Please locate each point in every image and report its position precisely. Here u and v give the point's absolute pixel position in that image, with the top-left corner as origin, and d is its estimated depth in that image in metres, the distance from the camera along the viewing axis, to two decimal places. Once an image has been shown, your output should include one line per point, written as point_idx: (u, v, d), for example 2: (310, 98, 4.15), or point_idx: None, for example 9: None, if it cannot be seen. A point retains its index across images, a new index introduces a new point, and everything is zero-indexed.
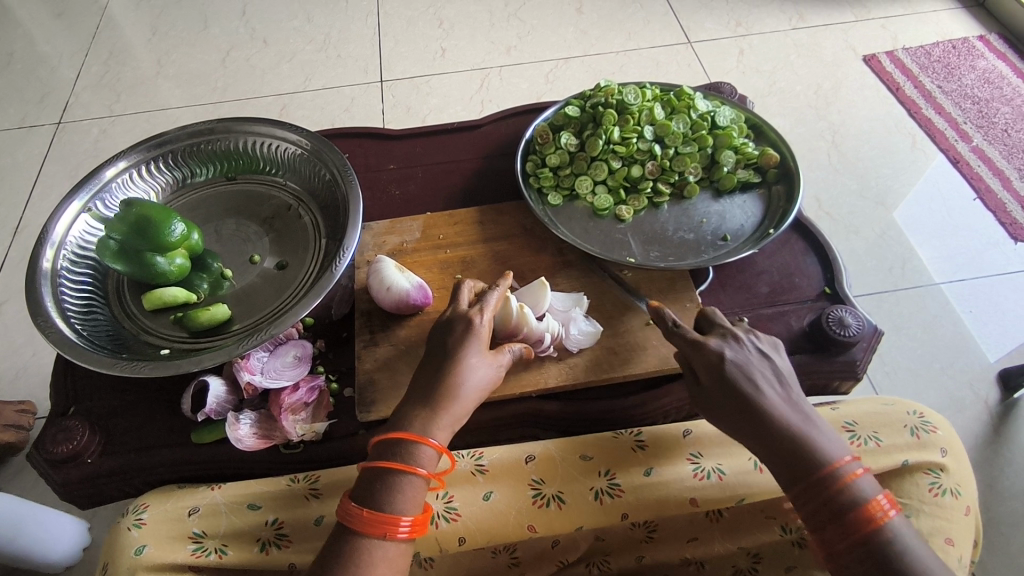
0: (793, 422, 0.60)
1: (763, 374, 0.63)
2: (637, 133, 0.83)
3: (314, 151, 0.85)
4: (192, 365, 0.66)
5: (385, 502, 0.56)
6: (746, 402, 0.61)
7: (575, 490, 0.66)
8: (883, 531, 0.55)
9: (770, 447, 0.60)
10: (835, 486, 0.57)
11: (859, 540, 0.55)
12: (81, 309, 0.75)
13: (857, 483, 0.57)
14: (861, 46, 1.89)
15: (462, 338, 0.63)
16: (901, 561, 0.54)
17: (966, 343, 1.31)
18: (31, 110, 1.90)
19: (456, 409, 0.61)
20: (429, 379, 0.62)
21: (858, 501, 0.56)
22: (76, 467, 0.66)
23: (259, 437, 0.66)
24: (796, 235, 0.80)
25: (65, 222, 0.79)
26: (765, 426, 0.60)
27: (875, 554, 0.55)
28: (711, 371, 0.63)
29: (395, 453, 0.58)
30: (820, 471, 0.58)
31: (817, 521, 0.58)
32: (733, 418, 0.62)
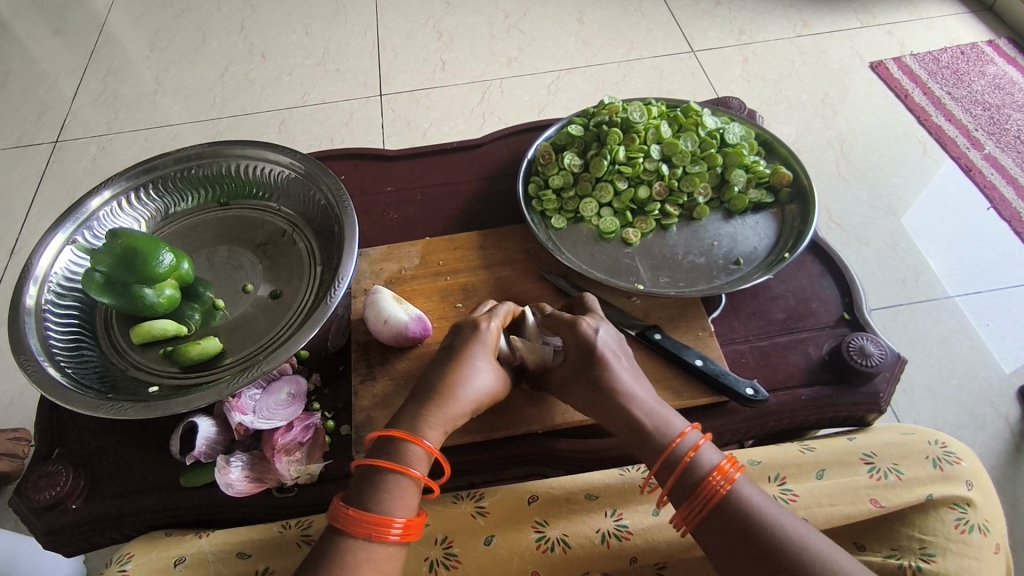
0: (641, 402, 0.59)
1: (619, 355, 0.62)
2: (643, 152, 0.80)
3: (308, 175, 0.82)
4: (179, 406, 0.62)
5: (372, 501, 0.54)
6: (595, 387, 0.60)
7: (581, 532, 0.62)
8: (730, 500, 0.54)
9: (622, 431, 0.59)
10: (677, 463, 0.57)
11: (710, 513, 0.54)
12: (67, 346, 0.72)
13: (699, 456, 0.57)
14: (868, 53, 1.85)
15: (469, 341, 0.62)
16: (752, 527, 0.53)
17: (982, 355, 1.27)
18: (28, 129, 1.87)
19: (454, 412, 0.59)
20: (429, 378, 0.60)
21: (699, 475, 0.56)
22: (60, 514, 0.63)
23: (250, 481, 0.62)
24: (812, 257, 0.76)
25: (49, 256, 0.76)
26: (614, 409, 0.60)
27: (728, 526, 0.53)
28: (579, 350, 0.62)
29: (387, 450, 0.56)
30: (663, 450, 0.57)
31: (673, 501, 0.57)
32: (591, 398, 0.60)
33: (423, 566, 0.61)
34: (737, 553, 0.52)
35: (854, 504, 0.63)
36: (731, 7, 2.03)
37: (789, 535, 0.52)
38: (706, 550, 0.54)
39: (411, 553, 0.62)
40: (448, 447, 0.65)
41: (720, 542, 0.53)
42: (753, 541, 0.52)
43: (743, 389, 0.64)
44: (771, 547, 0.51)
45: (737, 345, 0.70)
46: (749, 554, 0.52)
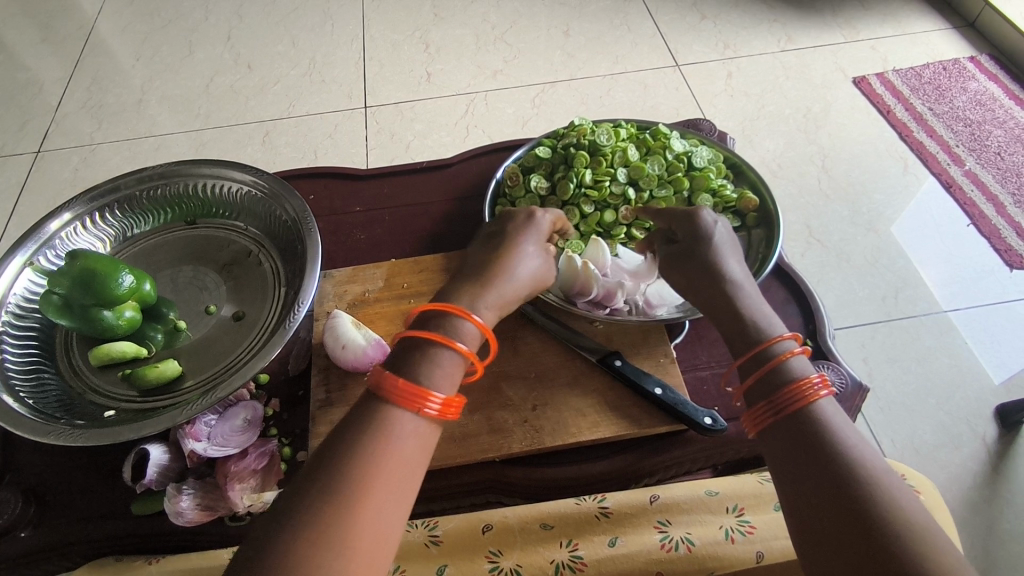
0: (751, 300, 0.60)
1: (730, 250, 0.65)
2: (610, 176, 0.80)
3: (272, 194, 0.82)
4: (130, 433, 0.61)
5: (417, 372, 0.51)
6: (706, 268, 0.63)
7: (534, 563, 0.61)
8: (812, 407, 0.51)
9: (721, 316, 0.61)
10: (769, 362, 0.55)
11: (785, 416, 0.52)
12: (23, 371, 0.71)
13: (793, 364, 0.55)
14: (851, 68, 1.86)
15: (525, 224, 0.66)
16: (822, 436, 0.49)
17: (956, 372, 1.27)
18: (11, 139, 1.86)
19: (507, 293, 0.60)
20: (484, 258, 0.63)
21: (789, 378, 0.53)
22: (9, 542, 0.62)
23: (201, 509, 0.61)
24: (778, 283, 0.76)
25: (7, 278, 0.75)
26: (722, 288, 0.61)
27: (798, 430, 0.51)
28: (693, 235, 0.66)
29: (437, 326, 0.55)
30: (762, 344, 0.56)
31: (751, 396, 0.55)
32: (700, 273, 0.63)
33: None
34: (798, 458, 0.49)
35: None
36: (717, 21, 2.04)
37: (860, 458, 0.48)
38: (767, 450, 0.52)
39: None
40: None
41: (786, 446, 0.51)
42: (820, 454, 0.48)
43: (701, 418, 0.64)
44: (836, 461, 0.48)
45: (699, 372, 0.70)
46: (810, 461, 0.49)
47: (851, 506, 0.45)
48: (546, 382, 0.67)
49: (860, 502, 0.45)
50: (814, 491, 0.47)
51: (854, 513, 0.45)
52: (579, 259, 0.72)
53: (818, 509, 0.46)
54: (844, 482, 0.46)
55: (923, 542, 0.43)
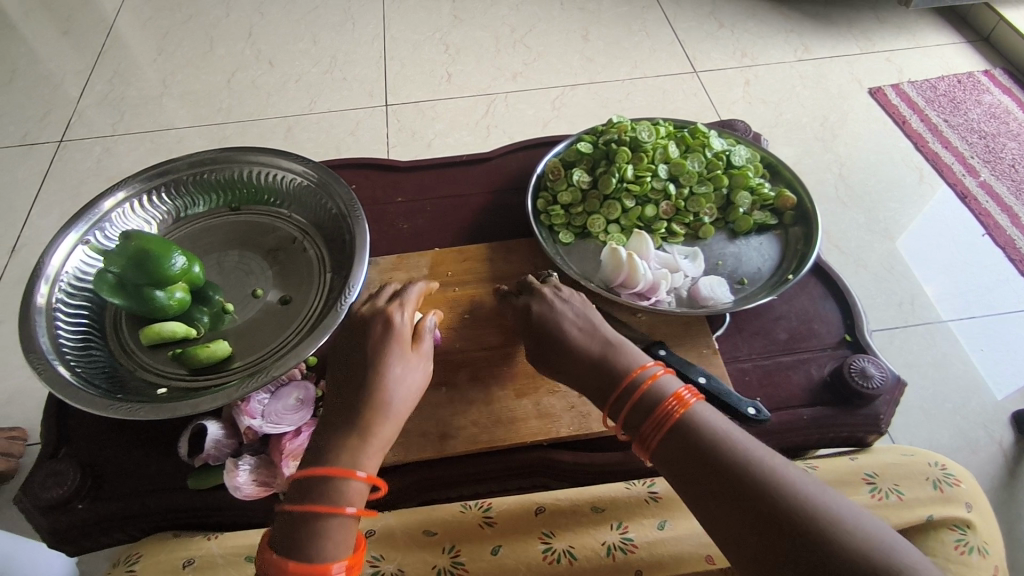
0: (596, 364, 0.61)
1: (569, 305, 0.66)
2: (652, 171, 0.81)
3: (321, 183, 0.83)
4: (189, 409, 0.63)
5: (308, 551, 0.53)
6: (555, 343, 0.64)
7: (586, 543, 0.63)
8: (682, 424, 0.55)
9: (584, 386, 0.61)
10: (633, 402, 0.58)
11: (665, 437, 0.55)
12: (76, 345, 0.72)
13: (655, 393, 0.57)
14: (867, 79, 1.89)
15: (384, 339, 0.63)
16: (699, 440, 0.54)
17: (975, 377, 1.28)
18: (33, 128, 1.88)
19: (389, 421, 0.60)
20: (352, 388, 0.61)
21: (655, 409, 0.57)
22: (66, 512, 0.63)
23: (258, 485, 0.63)
24: (815, 279, 0.78)
25: (62, 254, 0.77)
26: (571, 373, 0.62)
27: (686, 443, 0.54)
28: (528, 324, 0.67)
29: (321, 490, 0.55)
30: (615, 387, 0.59)
31: (629, 431, 0.58)
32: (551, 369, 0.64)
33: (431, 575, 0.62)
34: (692, 471, 0.53)
35: None
36: (734, 29, 2.07)
37: (744, 450, 0.53)
38: (663, 471, 0.55)
39: (417, 561, 0.63)
40: (455, 455, 0.65)
41: (679, 460, 0.54)
42: (702, 455, 0.53)
43: (745, 408, 0.64)
44: (727, 459, 0.52)
45: (740, 364, 0.71)
46: (704, 469, 0.53)
47: (742, 491, 0.50)
48: None
49: (748, 486, 0.50)
50: (718, 495, 0.51)
51: (754, 505, 0.49)
52: (625, 251, 0.75)
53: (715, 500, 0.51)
54: (738, 483, 0.51)
55: (818, 510, 0.48)
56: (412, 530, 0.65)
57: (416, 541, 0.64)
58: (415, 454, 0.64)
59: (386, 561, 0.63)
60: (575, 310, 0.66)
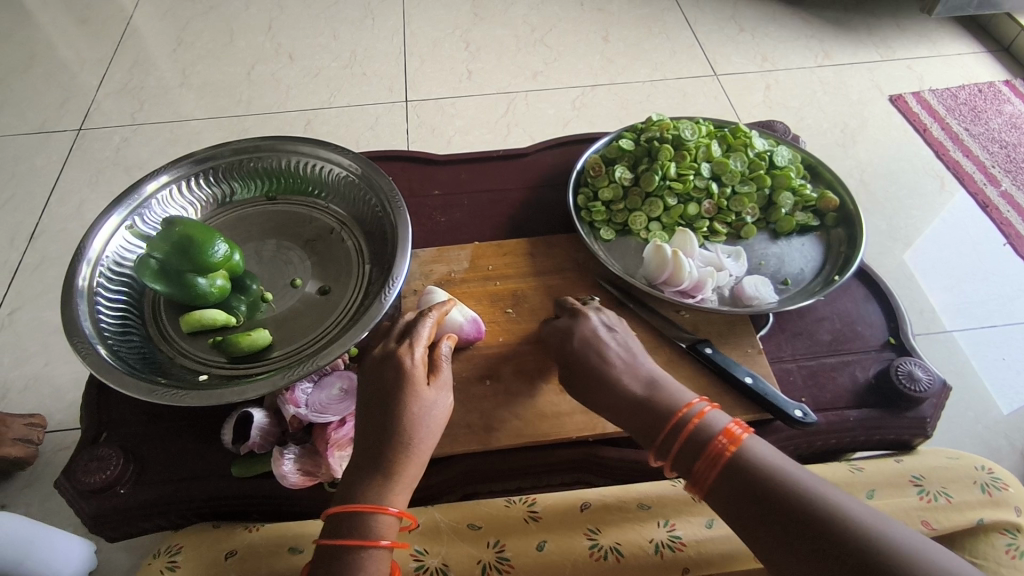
0: (643, 399, 0.60)
1: (612, 340, 0.65)
2: (694, 170, 0.81)
3: (362, 174, 0.83)
4: (234, 396, 0.63)
5: None
6: (596, 379, 0.62)
7: (634, 541, 0.63)
8: (733, 457, 0.54)
9: (628, 421, 0.60)
10: (681, 436, 0.56)
11: (717, 469, 0.54)
12: (117, 329, 0.72)
13: (703, 426, 0.56)
14: (887, 86, 1.89)
15: (394, 385, 0.58)
16: (749, 471, 0.52)
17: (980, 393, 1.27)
18: (52, 115, 1.86)
19: (412, 462, 0.57)
20: (371, 432, 0.57)
21: (706, 443, 0.55)
22: (109, 498, 0.63)
23: (303, 474, 0.63)
24: (858, 282, 0.78)
25: (103, 237, 0.77)
26: (617, 406, 0.61)
27: (738, 481, 0.53)
28: (568, 351, 0.65)
29: (354, 523, 0.54)
30: (661, 426, 0.57)
31: (679, 468, 0.57)
32: (592, 400, 0.62)
33: (477, 569, 0.62)
34: (745, 504, 0.52)
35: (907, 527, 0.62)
36: (754, 34, 2.06)
37: (800, 484, 0.51)
38: (717, 512, 0.54)
39: (463, 554, 0.63)
40: (500, 449, 0.65)
41: (731, 500, 0.53)
42: (753, 486, 0.52)
43: (792, 411, 0.63)
44: (780, 497, 0.50)
45: (785, 364, 0.71)
46: (758, 508, 0.51)
47: (796, 519, 0.49)
48: None
49: (802, 514, 0.49)
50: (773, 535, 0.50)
51: (810, 533, 0.48)
52: (669, 248, 0.74)
53: (770, 532, 0.50)
54: (790, 511, 0.49)
55: (874, 536, 0.46)
56: (458, 524, 0.65)
57: (461, 535, 0.64)
58: (461, 446, 0.64)
59: (431, 555, 0.62)
60: (618, 344, 0.64)
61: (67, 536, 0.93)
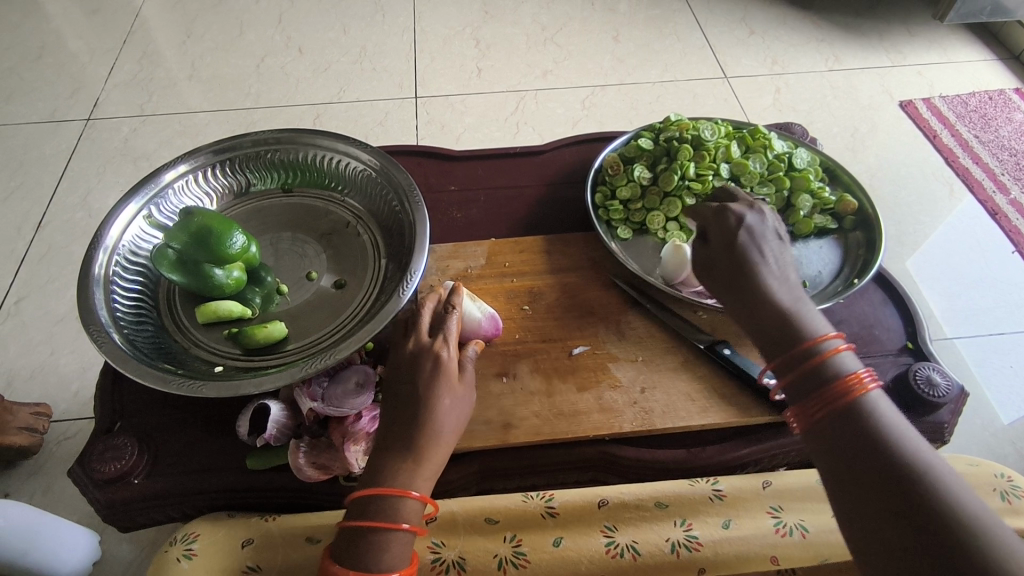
0: (788, 302, 0.57)
1: (772, 251, 0.61)
2: (713, 170, 0.81)
3: (380, 169, 0.83)
4: (252, 387, 0.62)
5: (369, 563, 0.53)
6: (744, 281, 0.59)
7: (650, 540, 0.64)
8: (858, 396, 0.49)
9: (759, 315, 0.57)
10: (813, 358, 0.52)
11: (832, 403, 0.50)
12: (132, 317, 0.72)
13: (838, 361, 0.52)
14: (897, 92, 1.88)
15: (430, 378, 0.59)
16: (865, 417, 0.48)
17: (985, 399, 1.27)
18: (61, 105, 1.86)
19: (437, 454, 0.57)
20: (401, 420, 0.58)
21: (835, 373, 0.51)
22: (122, 487, 0.63)
23: (318, 468, 0.63)
24: (876, 287, 0.78)
25: (120, 225, 0.77)
26: (752, 297, 0.58)
27: (851, 429, 0.48)
28: (723, 238, 0.63)
29: (377, 506, 0.55)
30: (795, 343, 0.54)
31: (793, 392, 0.53)
32: (727, 284, 0.61)
33: (493, 564, 0.63)
34: (846, 447, 0.47)
35: None
36: (765, 37, 2.06)
37: (912, 448, 0.46)
38: (813, 447, 0.50)
39: (482, 548, 0.64)
40: (516, 446, 0.64)
41: (836, 446, 0.48)
42: (860, 433, 0.47)
43: None
44: (893, 465, 0.45)
45: None
46: (864, 465, 0.46)
47: (895, 479, 0.44)
48: (654, 365, 0.68)
49: (903, 476, 0.44)
50: (870, 496, 0.45)
51: (904, 497, 0.43)
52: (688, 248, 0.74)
53: (861, 482, 0.45)
54: (892, 468, 0.44)
55: (975, 522, 0.41)
56: (475, 518, 0.65)
57: (478, 530, 0.65)
58: (478, 443, 0.63)
59: (447, 547, 0.64)
60: (778, 262, 0.61)
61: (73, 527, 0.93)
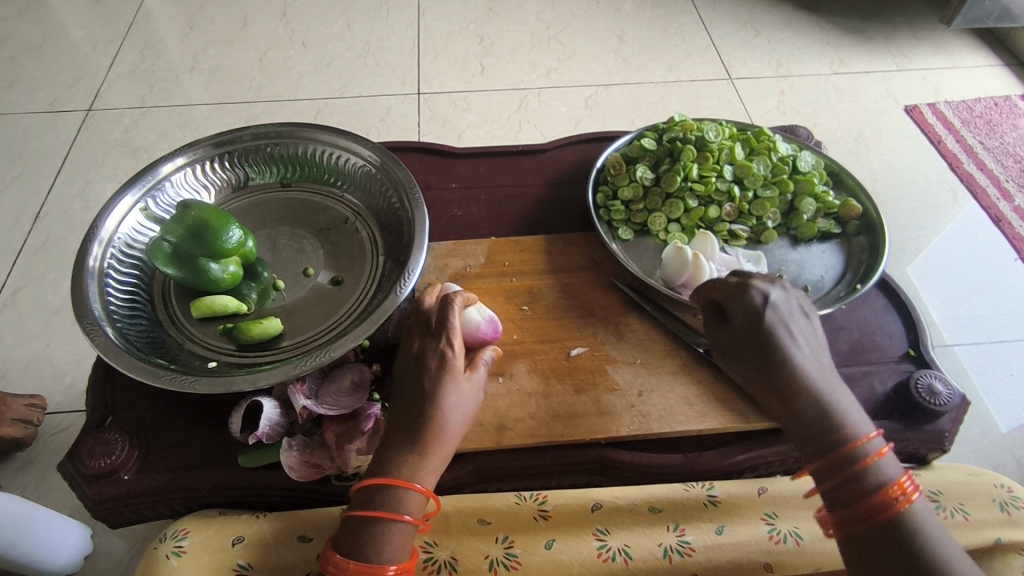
0: (824, 395, 0.57)
1: (800, 331, 0.60)
2: (716, 172, 0.80)
3: (379, 165, 0.82)
4: (246, 383, 0.61)
5: (370, 552, 0.54)
6: (776, 371, 0.58)
7: (642, 543, 0.62)
8: (901, 510, 0.51)
9: (797, 412, 0.56)
10: (854, 463, 0.53)
11: (876, 516, 0.51)
12: (125, 311, 0.71)
13: (880, 466, 0.53)
14: (903, 96, 1.87)
15: (435, 376, 0.59)
16: (909, 532, 0.50)
17: (984, 407, 1.26)
18: (61, 95, 1.85)
19: (444, 445, 0.58)
20: (408, 415, 0.59)
21: (878, 482, 0.52)
22: (112, 483, 0.62)
23: (310, 467, 0.62)
24: (878, 292, 0.77)
25: (116, 218, 0.76)
26: (787, 389, 0.57)
27: (894, 544, 0.50)
28: (750, 320, 0.60)
29: (381, 498, 0.55)
30: (837, 446, 0.54)
31: (831, 494, 0.54)
32: (758, 372, 0.59)
33: (484, 565, 0.61)
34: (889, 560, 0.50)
35: None
36: (770, 39, 2.05)
37: (952, 562, 0.49)
38: (852, 553, 0.52)
39: (471, 549, 0.62)
40: (511, 448, 0.64)
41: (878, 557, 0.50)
42: (905, 549, 0.49)
43: None
44: None
45: None
46: None
47: None
48: (653, 367, 0.68)
49: None
50: None
51: None
52: (690, 250, 0.73)
53: None
54: None
55: None
56: (467, 519, 0.64)
57: (469, 530, 0.63)
58: (472, 444, 0.63)
59: (439, 547, 0.62)
60: (808, 342, 0.60)
61: (67, 520, 0.92)
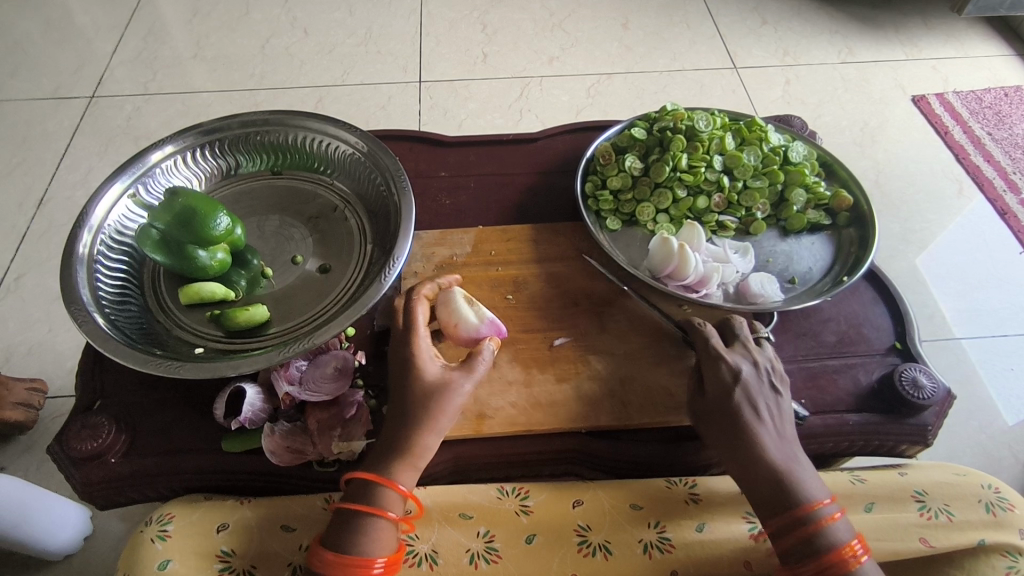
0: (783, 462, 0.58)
1: (764, 399, 0.61)
2: (706, 162, 0.80)
3: (368, 153, 0.82)
4: (229, 369, 0.62)
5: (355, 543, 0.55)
6: (740, 438, 0.59)
7: (622, 540, 0.62)
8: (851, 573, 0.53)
9: (756, 478, 0.58)
10: (807, 527, 0.55)
11: None
12: (115, 297, 0.72)
13: (832, 530, 0.55)
14: (911, 86, 1.84)
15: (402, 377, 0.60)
16: None
17: (982, 402, 1.25)
18: (65, 82, 1.86)
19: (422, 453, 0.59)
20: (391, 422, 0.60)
21: (830, 546, 0.54)
22: (99, 466, 0.63)
23: (292, 452, 0.63)
24: (866, 284, 0.76)
25: (105, 205, 0.76)
26: (748, 456, 0.59)
27: None
28: (716, 386, 0.62)
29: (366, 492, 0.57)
30: (793, 512, 0.56)
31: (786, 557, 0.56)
32: (722, 438, 0.60)
33: (464, 558, 0.61)
34: None
35: (904, 540, 0.61)
36: (777, 27, 2.02)
37: None
38: None
39: (452, 541, 0.62)
40: (492, 437, 0.64)
41: None
42: None
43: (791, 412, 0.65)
44: None
45: (785, 364, 0.70)
46: None
47: None
48: (635, 358, 0.68)
49: None
50: None
51: None
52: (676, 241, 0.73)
53: None
54: None
55: None
56: (449, 513, 0.64)
57: (450, 522, 0.63)
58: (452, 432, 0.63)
59: (420, 540, 0.62)
60: (771, 412, 0.61)
61: (64, 505, 0.93)
